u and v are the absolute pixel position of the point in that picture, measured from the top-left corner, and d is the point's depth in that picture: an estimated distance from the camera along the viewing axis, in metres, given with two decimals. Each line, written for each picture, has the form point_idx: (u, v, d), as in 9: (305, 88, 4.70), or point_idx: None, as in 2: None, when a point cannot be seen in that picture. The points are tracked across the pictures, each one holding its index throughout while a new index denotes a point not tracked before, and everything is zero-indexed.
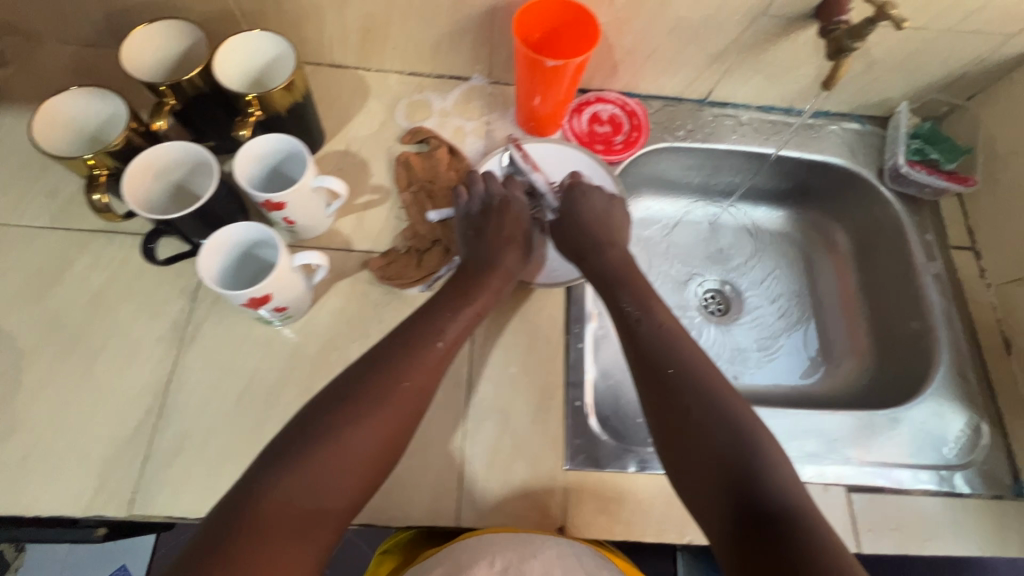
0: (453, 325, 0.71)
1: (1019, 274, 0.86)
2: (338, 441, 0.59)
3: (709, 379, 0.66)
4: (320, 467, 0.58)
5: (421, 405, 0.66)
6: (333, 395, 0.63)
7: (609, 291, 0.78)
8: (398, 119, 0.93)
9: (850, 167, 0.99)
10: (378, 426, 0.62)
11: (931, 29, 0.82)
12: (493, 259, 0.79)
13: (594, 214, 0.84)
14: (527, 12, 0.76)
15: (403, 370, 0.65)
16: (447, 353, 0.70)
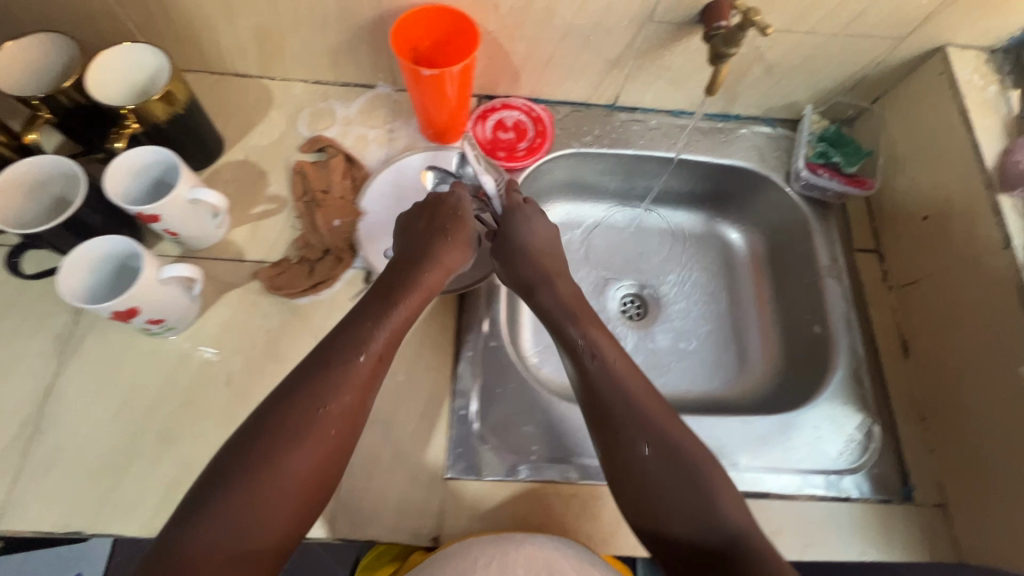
0: (376, 339, 0.65)
1: (916, 277, 0.86)
2: (261, 484, 0.54)
3: (665, 430, 0.63)
4: (244, 515, 0.53)
5: (350, 426, 0.60)
6: (251, 427, 0.57)
7: (559, 326, 0.75)
8: (300, 128, 0.93)
9: (758, 171, 0.99)
10: (303, 456, 0.56)
11: (820, 34, 0.82)
12: (427, 268, 0.74)
13: (541, 242, 0.81)
14: (409, 19, 0.77)
15: (322, 393, 0.59)
16: (372, 366, 0.63)
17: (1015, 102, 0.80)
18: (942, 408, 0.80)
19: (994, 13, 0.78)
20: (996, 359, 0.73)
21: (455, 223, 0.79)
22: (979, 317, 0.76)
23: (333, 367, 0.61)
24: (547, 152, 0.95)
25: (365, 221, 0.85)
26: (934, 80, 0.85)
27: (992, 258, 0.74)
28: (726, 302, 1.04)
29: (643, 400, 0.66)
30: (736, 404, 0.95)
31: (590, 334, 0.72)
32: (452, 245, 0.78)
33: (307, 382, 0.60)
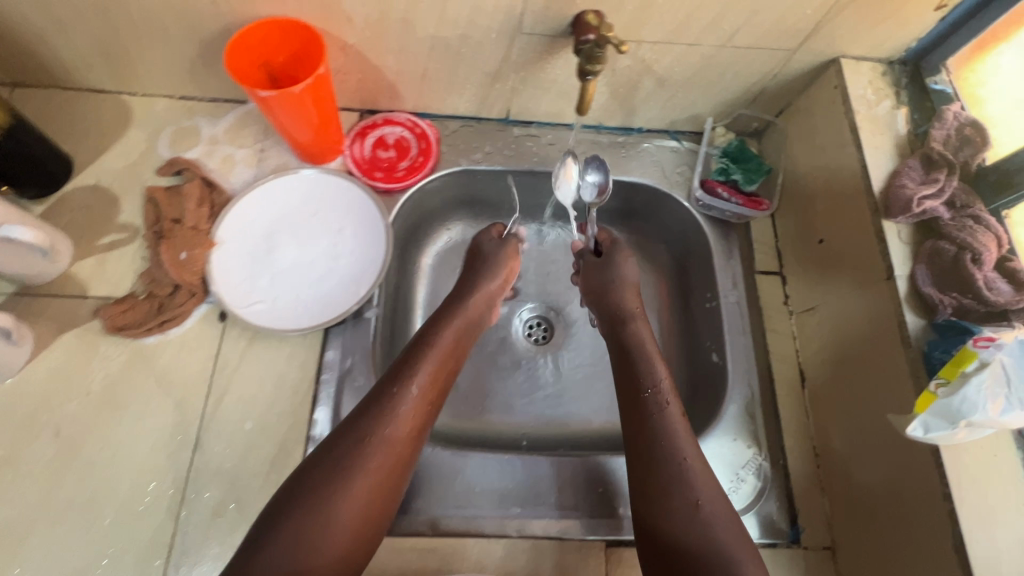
0: (424, 370, 0.67)
1: (813, 303, 0.81)
2: (319, 516, 0.55)
3: (690, 470, 0.64)
4: (296, 546, 0.54)
5: (408, 458, 0.63)
6: (315, 459, 0.59)
7: (642, 367, 0.73)
8: (160, 149, 0.86)
9: (660, 186, 0.91)
10: (363, 487, 0.58)
11: (705, 46, 0.76)
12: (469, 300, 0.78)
13: (628, 281, 0.82)
14: (255, 33, 0.71)
15: (386, 420, 0.62)
16: (427, 397, 0.66)
17: (903, 120, 0.75)
18: (834, 445, 0.75)
19: (887, 23, 0.73)
20: (880, 399, 0.68)
21: (493, 265, 0.83)
22: (865, 352, 0.71)
23: (398, 397, 0.64)
24: (429, 171, 0.89)
25: (218, 253, 0.78)
26: (830, 94, 0.79)
27: (875, 289, 0.69)
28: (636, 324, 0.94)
29: (691, 454, 0.65)
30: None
31: (660, 375, 0.72)
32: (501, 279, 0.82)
33: (372, 412, 0.62)
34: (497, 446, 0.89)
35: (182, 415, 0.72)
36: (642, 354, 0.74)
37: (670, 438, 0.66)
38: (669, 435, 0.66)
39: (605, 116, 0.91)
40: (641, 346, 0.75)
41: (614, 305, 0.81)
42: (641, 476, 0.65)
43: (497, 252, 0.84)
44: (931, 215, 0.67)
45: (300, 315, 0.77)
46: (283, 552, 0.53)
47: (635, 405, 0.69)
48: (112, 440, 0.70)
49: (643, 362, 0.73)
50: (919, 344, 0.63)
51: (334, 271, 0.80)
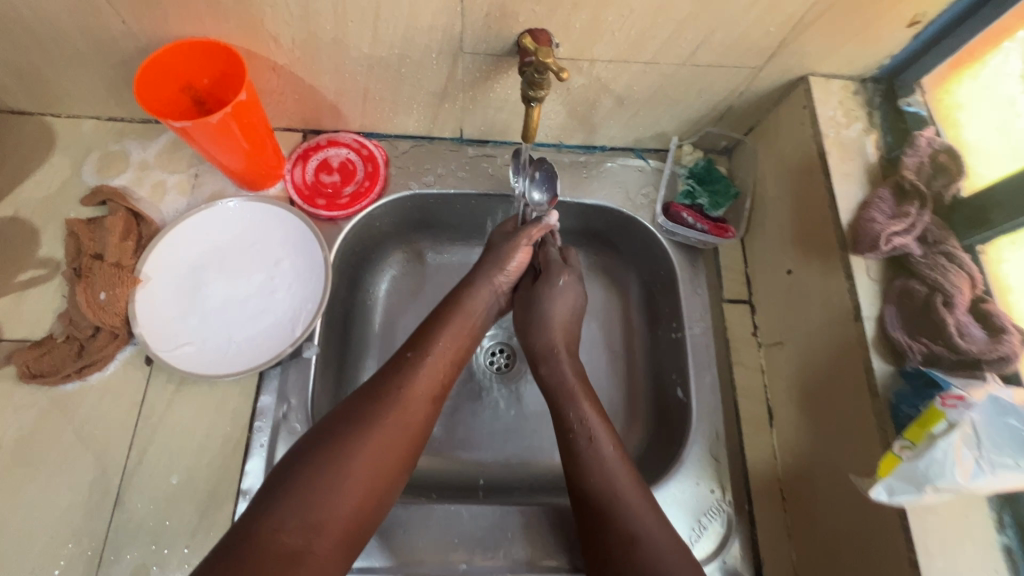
0: (444, 337, 0.72)
1: (783, 337, 0.76)
2: (337, 467, 0.58)
3: (621, 503, 0.62)
4: (313, 494, 0.56)
5: (425, 421, 0.66)
6: (334, 418, 0.63)
7: (569, 405, 0.71)
8: (86, 176, 0.80)
9: (623, 210, 0.86)
10: (379, 443, 0.61)
11: (663, 64, 0.71)
12: (489, 282, 0.78)
13: (557, 322, 0.78)
14: (172, 53, 0.66)
15: (404, 380, 0.67)
16: (445, 363, 0.71)
17: (873, 147, 0.70)
18: (800, 488, 0.70)
19: (857, 39, 0.67)
20: (843, 446, 0.63)
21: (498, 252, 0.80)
22: (832, 395, 0.66)
23: (416, 361, 0.69)
24: (376, 196, 0.83)
25: (145, 291, 0.72)
26: (799, 114, 0.74)
27: (842, 329, 0.65)
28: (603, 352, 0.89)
29: (627, 487, 0.63)
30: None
31: (587, 413, 0.70)
32: (512, 267, 0.79)
33: (393, 375, 0.67)
34: (452, 489, 0.83)
35: (103, 469, 0.67)
36: (568, 394, 0.72)
37: (603, 474, 0.64)
38: (603, 471, 0.65)
39: (565, 134, 0.86)
40: (566, 386, 0.73)
41: (536, 340, 0.77)
42: (588, 509, 0.64)
43: (512, 237, 0.80)
44: (902, 251, 0.62)
45: (231, 358, 0.72)
46: (301, 501, 0.55)
47: (568, 443, 0.68)
48: (26, 497, 0.66)
49: (572, 400, 0.71)
50: (887, 394, 0.59)
51: (271, 308, 0.75)
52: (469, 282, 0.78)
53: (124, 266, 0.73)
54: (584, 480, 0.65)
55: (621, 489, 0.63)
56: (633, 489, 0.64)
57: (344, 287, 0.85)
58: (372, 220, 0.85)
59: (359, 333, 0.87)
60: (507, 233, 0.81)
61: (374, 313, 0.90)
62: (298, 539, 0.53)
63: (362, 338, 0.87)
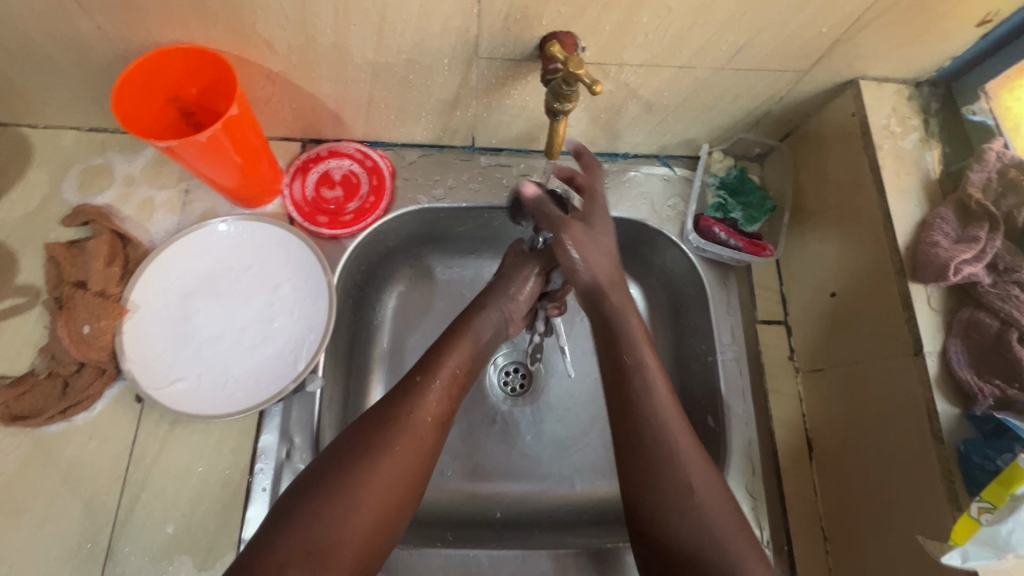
0: (454, 354, 0.64)
1: (825, 364, 0.69)
2: (343, 498, 0.51)
3: (710, 536, 0.53)
4: (318, 526, 0.50)
5: (436, 446, 0.58)
6: (340, 441, 0.56)
7: (653, 420, 0.57)
8: (66, 193, 0.73)
9: (650, 223, 0.78)
10: (388, 472, 0.54)
11: (699, 68, 0.64)
12: (499, 305, 0.70)
13: (608, 272, 0.65)
14: (152, 61, 0.59)
15: (414, 403, 0.58)
16: (458, 385, 0.63)
17: (936, 160, 0.64)
18: (845, 530, 0.64)
19: (918, 39, 0.60)
20: (903, 488, 0.58)
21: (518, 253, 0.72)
22: (886, 432, 0.60)
23: (425, 383, 0.60)
24: (383, 212, 0.76)
25: (133, 321, 0.66)
26: (846, 123, 0.68)
27: (897, 362, 0.59)
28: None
29: (726, 518, 0.54)
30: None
31: (674, 433, 0.56)
32: (522, 294, 0.71)
33: (401, 394, 0.59)
34: (467, 525, 0.76)
35: (93, 518, 0.62)
36: (654, 411, 0.57)
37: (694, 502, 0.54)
38: (694, 500, 0.54)
39: (586, 141, 0.78)
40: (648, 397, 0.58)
41: (613, 331, 0.63)
42: (649, 534, 0.55)
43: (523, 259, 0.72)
44: (969, 280, 0.56)
45: (228, 395, 0.66)
46: (306, 532, 0.49)
47: (649, 467, 0.55)
48: (12, 548, 0.61)
49: (658, 421, 0.57)
50: (953, 440, 0.54)
51: (271, 338, 0.69)
52: (477, 301, 0.70)
53: (109, 295, 0.67)
54: (663, 511, 0.54)
55: (718, 525, 0.53)
56: (728, 510, 0.54)
57: (348, 308, 0.78)
58: (377, 236, 0.78)
59: (363, 357, 0.81)
60: (523, 254, 0.73)
61: (381, 334, 0.83)
62: None
63: (366, 362, 0.81)
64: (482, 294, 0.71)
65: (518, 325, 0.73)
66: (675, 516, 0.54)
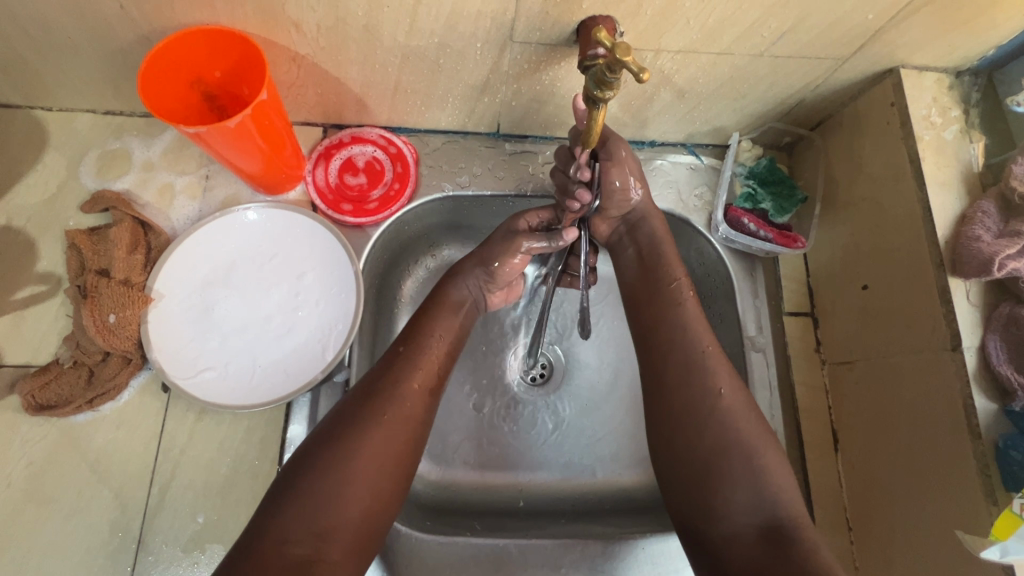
0: (435, 326, 0.62)
1: (855, 357, 0.69)
2: (337, 472, 0.50)
3: (763, 487, 0.52)
4: (315, 502, 0.48)
5: (427, 414, 0.57)
6: (330, 417, 0.54)
7: (695, 374, 0.57)
8: (84, 178, 0.72)
9: (677, 213, 0.77)
10: (379, 444, 0.52)
11: (738, 55, 0.62)
12: (476, 278, 0.68)
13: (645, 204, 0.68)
14: (177, 42, 0.57)
15: (401, 374, 0.57)
16: (442, 357, 0.61)
17: (979, 152, 0.64)
18: (872, 521, 0.65)
19: (962, 28, 0.59)
20: (935, 482, 0.58)
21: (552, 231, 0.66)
22: (921, 426, 0.60)
23: (410, 354, 0.59)
24: (407, 200, 0.75)
25: (157, 310, 0.65)
26: (885, 113, 0.67)
27: (933, 360, 0.59)
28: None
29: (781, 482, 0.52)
30: (656, 499, 0.77)
31: (719, 391, 0.56)
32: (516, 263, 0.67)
33: (387, 367, 0.58)
34: (491, 513, 0.76)
35: (123, 508, 0.62)
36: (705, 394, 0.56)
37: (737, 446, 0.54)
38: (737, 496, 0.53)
39: (614, 128, 0.76)
40: (695, 347, 0.59)
41: (658, 279, 0.65)
42: (692, 498, 0.54)
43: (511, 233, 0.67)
44: (1011, 275, 0.56)
45: (256, 385, 0.65)
46: (301, 509, 0.48)
47: (683, 389, 0.57)
48: (42, 537, 0.61)
49: (702, 375, 0.57)
50: (991, 436, 0.55)
51: (297, 327, 0.68)
52: (452, 272, 0.68)
53: (133, 284, 0.66)
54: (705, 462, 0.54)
55: (751, 442, 0.54)
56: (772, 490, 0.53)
57: (372, 299, 0.77)
58: (403, 222, 0.77)
59: (385, 347, 0.79)
60: (515, 230, 0.68)
61: (401, 323, 0.81)
62: (308, 547, 0.47)
63: (388, 353, 0.79)
64: (462, 262, 0.70)
65: (500, 293, 0.71)
66: (720, 495, 0.53)
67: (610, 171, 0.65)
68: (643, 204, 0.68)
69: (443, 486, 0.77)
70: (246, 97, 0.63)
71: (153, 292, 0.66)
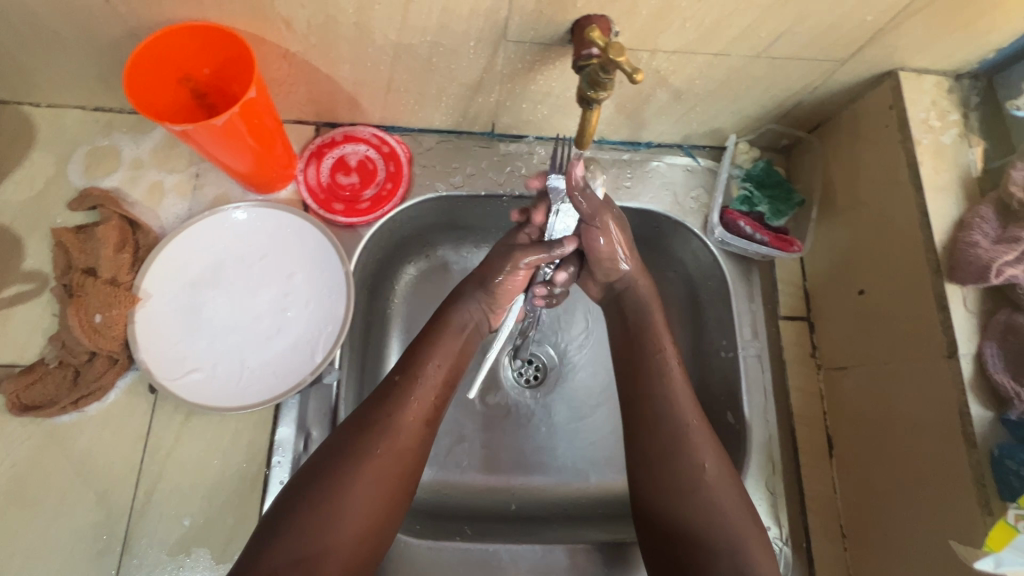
0: (436, 350, 0.61)
1: (851, 362, 0.68)
2: (329, 506, 0.50)
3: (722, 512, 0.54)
4: (306, 535, 0.48)
5: (422, 446, 0.56)
6: (322, 449, 0.54)
7: (677, 429, 0.57)
8: (72, 176, 0.71)
9: (672, 216, 0.76)
10: (371, 477, 0.52)
11: (735, 56, 0.61)
12: (479, 300, 0.65)
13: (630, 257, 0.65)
14: (165, 38, 0.56)
15: (396, 404, 0.56)
16: (442, 382, 0.60)
17: (978, 157, 0.63)
18: (864, 529, 0.64)
19: (963, 30, 0.58)
20: (930, 495, 0.58)
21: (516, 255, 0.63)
22: (918, 436, 0.59)
23: (407, 383, 0.58)
24: (399, 201, 0.74)
25: (145, 310, 0.65)
26: (883, 116, 0.66)
27: (930, 367, 0.58)
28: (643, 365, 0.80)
29: (745, 527, 0.54)
30: None
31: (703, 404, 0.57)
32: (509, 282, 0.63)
33: (382, 397, 0.57)
34: (483, 518, 0.75)
35: (108, 510, 0.62)
36: (682, 425, 0.57)
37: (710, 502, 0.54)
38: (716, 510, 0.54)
39: (610, 129, 0.76)
40: (679, 420, 0.58)
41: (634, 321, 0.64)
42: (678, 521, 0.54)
43: (510, 250, 0.64)
44: (1009, 282, 0.56)
45: (245, 387, 0.65)
46: (292, 543, 0.48)
47: (657, 421, 0.58)
48: (26, 540, 0.60)
49: (672, 402, 0.59)
50: (986, 445, 0.54)
51: (286, 328, 0.67)
52: (453, 294, 0.65)
53: (120, 283, 0.65)
54: (678, 517, 0.55)
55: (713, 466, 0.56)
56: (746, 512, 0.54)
57: (363, 300, 0.76)
58: (394, 223, 0.76)
59: (377, 347, 0.78)
60: (512, 244, 0.65)
61: (393, 324, 0.81)
62: None
63: (379, 355, 0.79)
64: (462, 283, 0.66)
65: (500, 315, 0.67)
66: (702, 518, 0.54)
67: (595, 236, 0.62)
68: (631, 273, 0.66)
69: (435, 489, 0.76)
70: (236, 94, 0.63)
71: (141, 292, 0.65)
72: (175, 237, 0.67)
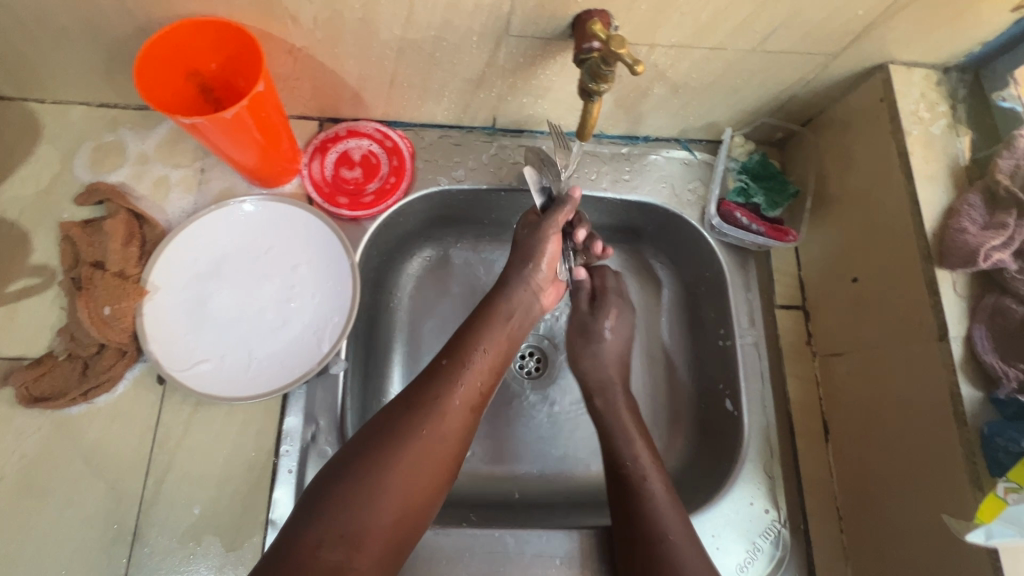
0: (484, 338, 0.62)
1: (844, 348, 0.70)
2: (372, 484, 0.50)
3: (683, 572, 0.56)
4: (349, 511, 0.49)
5: (468, 431, 0.57)
6: (368, 427, 0.55)
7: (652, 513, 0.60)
8: (78, 171, 0.71)
9: (669, 208, 0.78)
10: (414, 458, 0.53)
11: (730, 50, 0.63)
12: (525, 283, 0.67)
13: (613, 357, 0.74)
14: (172, 34, 0.57)
15: (443, 385, 0.57)
16: (488, 369, 0.61)
17: (965, 147, 0.65)
18: (859, 507, 0.66)
19: (951, 24, 0.60)
20: (927, 474, 0.59)
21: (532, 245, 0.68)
22: (910, 418, 0.61)
23: (453, 368, 0.59)
24: (403, 194, 0.75)
25: (152, 302, 0.65)
26: (874, 108, 0.68)
27: (922, 350, 0.60)
28: (641, 356, 0.82)
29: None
30: None
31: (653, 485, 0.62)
32: (545, 267, 0.68)
33: (428, 378, 0.58)
34: (489, 505, 0.76)
35: (119, 500, 0.62)
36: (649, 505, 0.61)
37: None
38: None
39: (610, 123, 0.77)
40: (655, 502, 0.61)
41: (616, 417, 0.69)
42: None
43: (540, 230, 0.68)
44: (995, 267, 0.58)
45: (253, 377, 0.66)
46: (336, 518, 0.49)
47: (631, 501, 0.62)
48: (37, 529, 0.61)
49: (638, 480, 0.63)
50: (977, 423, 0.56)
51: (291, 319, 0.68)
52: (504, 284, 0.67)
53: (128, 276, 0.65)
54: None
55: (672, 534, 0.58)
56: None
57: (367, 292, 0.77)
58: (397, 217, 0.77)
59: (381, 339, 0.79)
60: (538, 225, 0.69)
61: (398, 318, 0.81)
62: (338, 555, 0.48)
63: (383, 351, 0.79)
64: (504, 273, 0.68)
65: (549, 294, 0.71)
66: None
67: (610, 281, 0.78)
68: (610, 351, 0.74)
69: None
70: (241, 89, 0.64)
71: (149, 287, 0.65)
72: (194, 226, 0.69)
